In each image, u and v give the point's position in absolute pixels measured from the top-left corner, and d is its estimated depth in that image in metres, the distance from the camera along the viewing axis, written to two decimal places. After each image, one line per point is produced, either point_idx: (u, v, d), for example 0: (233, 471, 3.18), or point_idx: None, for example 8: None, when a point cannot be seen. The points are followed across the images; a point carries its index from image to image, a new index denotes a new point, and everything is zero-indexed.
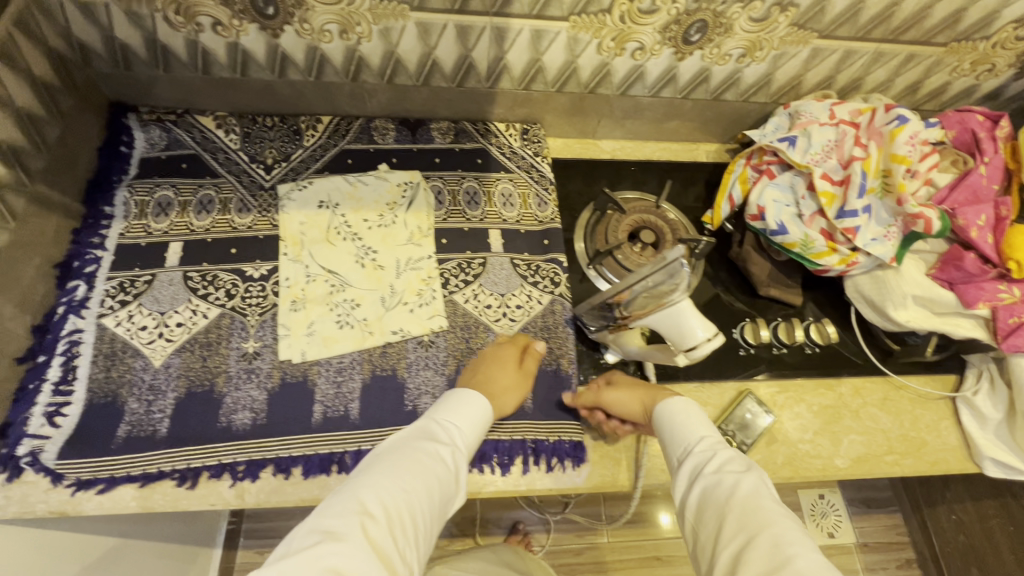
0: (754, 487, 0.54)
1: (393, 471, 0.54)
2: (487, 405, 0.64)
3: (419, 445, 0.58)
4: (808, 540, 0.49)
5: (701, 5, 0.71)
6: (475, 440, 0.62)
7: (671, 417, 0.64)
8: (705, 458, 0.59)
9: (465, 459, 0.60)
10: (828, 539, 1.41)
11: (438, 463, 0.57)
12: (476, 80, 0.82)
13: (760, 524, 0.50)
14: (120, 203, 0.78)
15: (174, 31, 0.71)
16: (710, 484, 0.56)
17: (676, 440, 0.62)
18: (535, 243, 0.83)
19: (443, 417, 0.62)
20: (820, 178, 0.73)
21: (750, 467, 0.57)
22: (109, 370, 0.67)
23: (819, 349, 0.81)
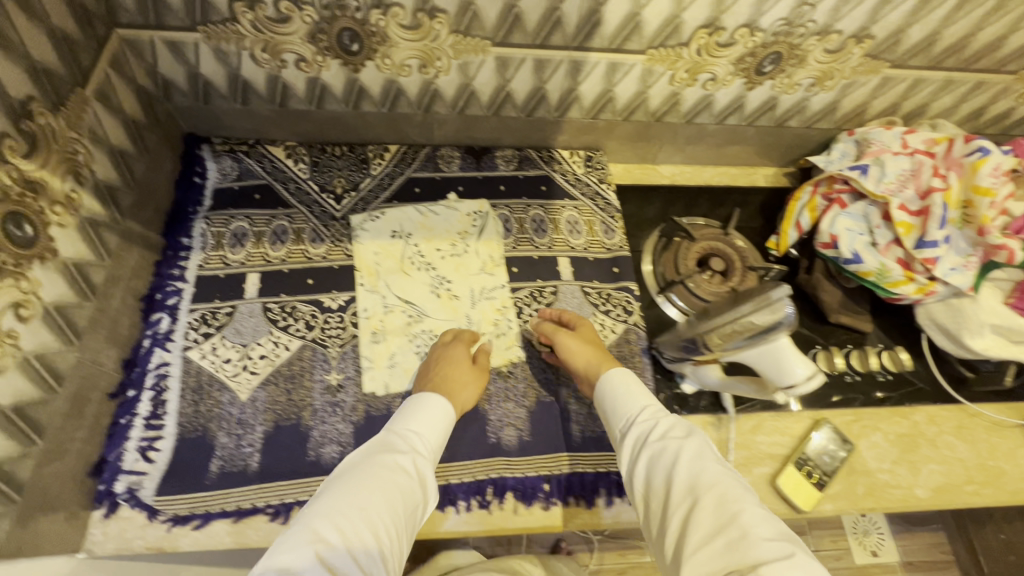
0: (695, 453, 0.57)
1: (346, 490, 0.52)
2: (444, 403, 0.65)
3: (373, 459, 0.57)
4: (749, 497, 0.53)
5: (779, 38, 0.72)
6: (436, 443, 0.62)
7: (613, 389, 0.67)
8: (647, 428, 0.61)
9: (428, 455, 0.60)
10: (871, 558, 1.39)
11: (395, 468, 0.56)
12: (546, 110, 0.82)
13: (707, 485, 0.54)
14: (197, 234, 0.79)
15: (258, 67, 0.72)
16: (654, 452, 0.59)
17: (618, 413, 0.65)
18: (605, 271, 0.83)
19: (403, 427, 0.62)
20: (897, 209, 0.73)
21: (690, 431, 0.60)
22: (198, 405, 0.68)
23: (892, 376, 0.81)
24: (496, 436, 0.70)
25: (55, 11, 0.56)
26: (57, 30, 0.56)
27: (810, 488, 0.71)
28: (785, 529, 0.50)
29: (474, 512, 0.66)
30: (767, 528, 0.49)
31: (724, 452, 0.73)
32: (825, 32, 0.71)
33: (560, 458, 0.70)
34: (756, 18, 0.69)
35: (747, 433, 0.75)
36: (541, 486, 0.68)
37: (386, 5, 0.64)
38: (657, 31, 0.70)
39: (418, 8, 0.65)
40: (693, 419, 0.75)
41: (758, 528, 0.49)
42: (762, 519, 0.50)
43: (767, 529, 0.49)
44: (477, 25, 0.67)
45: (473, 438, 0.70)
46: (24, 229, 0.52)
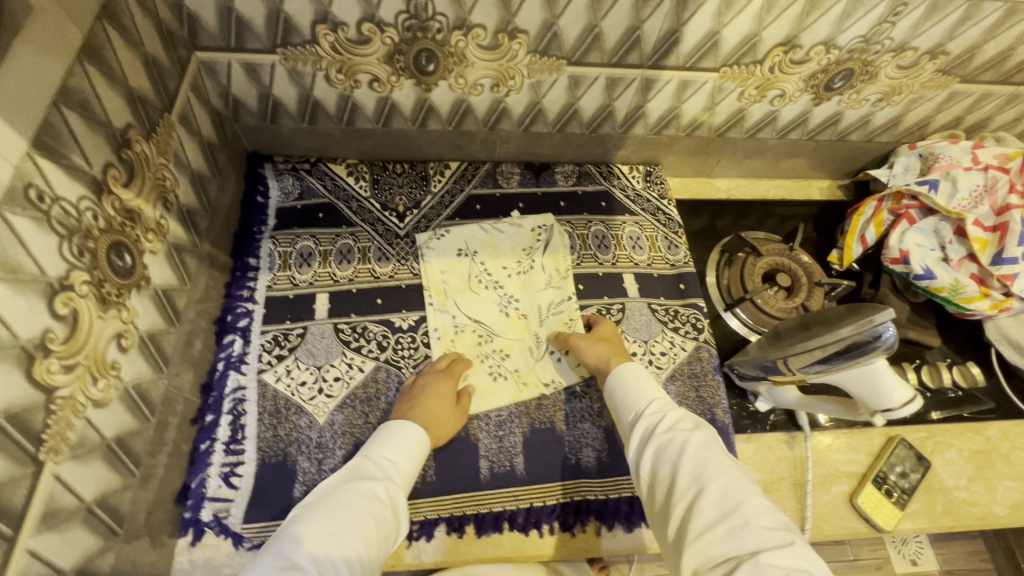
0: (703, 442, 0.57)
1: (320, 519, 0.51)
2: (418, 431, 0.63)
3: (347, 487, 0.56)
4: (753, 489, 0.53)
5: (854, 55, 0.71)
6: (411, 472, 0.61)
7: (619, 387, 0.67)
8: (654, 421, 0.61)
9: (403, 480, 0.60)
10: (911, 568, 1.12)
11: (370, 497, 0.55)
12: (611, 126, 0.82)
13: (713, 474, 0.53)
14: (264, 254, 0.78)
15: (331, 87, 0.71)
16: (664, 442, 0.58)
17: (628, 406, 0.65)
18: (671, 288, 0.83)
19: (375, 454, 0.60)
20: (972, 225, 0.73)
21: (698, 424, 0.60)
22: (277, 430, 0.67)
23: (963, 392, 0.80)
24: (576, 457, 0.70)
25: (149, 39, 0.56)
26: (150, 57, 0.56)
27: (891, 507, 0.70)
28: (785, 521, 0.50)
29: (558, 533, 0.66)
30: (770, 519, 0.50)
31: (802, 470, 0.73)
32: (901, 49, 0.71)
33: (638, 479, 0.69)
34: (835, 36, 0.68)
35: (822, 451, 0.75)
36: (623, 506, 0.67)
37: (468, 27, 0.64)
38: (734, 49, 0.69)
39: (499, 29, 0.65)
40: (767, 437, 0.75)
41: (761, 519, 0.49)
42: (764, 511, 0.50)
43: (768, 519, 0.50)
44: (556, 44, 0.67)
45: (552, 461, 0.69)
46: (124, 259, 0.52)
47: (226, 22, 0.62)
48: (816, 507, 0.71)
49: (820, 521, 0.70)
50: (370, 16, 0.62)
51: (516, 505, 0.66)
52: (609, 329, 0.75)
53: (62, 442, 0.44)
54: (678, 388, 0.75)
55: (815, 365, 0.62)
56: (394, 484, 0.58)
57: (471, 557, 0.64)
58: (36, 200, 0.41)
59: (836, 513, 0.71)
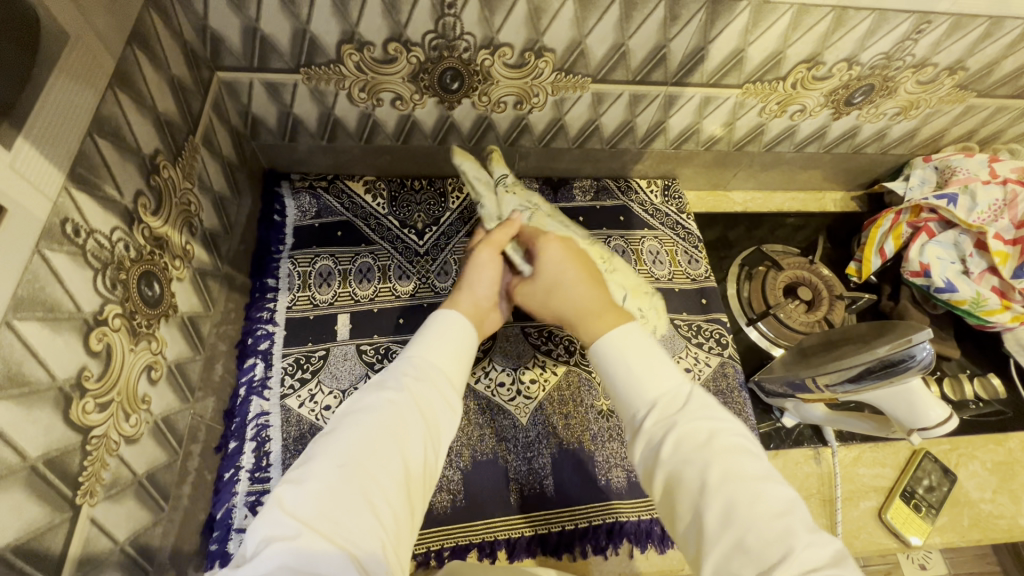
0: (723, 468, 0.42)
1: (335, 449, 0.43)
2: (460, 317, 0.57)
3: (365, 404, 0.47)
4: (801, 517, 0.39)
5: (875, 71, 0.72)
6: (456, 371, 0.53)
7: (620, 362, 0.51)
8: (656, 430, 0.47)
9: (441, 385, 0.50)
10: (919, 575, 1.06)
11: (395, 410, 0.46)
12: (631, 140, 0.82)
13: (741, 520, 0.39)
14: (284, 274, 0.76)
15: (353, 105, 0.71)
16: (675, 466, 0.44)
17: (629, 402, 0.50)
18: (693, 303, 0.83)
19: (404, 359, 0.52)
20: (993, 239, 0.74)
21: (714, 434, 0.45)
22: (302, 456, 0.65)
23: (984, 405, 0.79)
24: (607, 478, 0.69)
25: (174, 60, 0.55)
26: (175, 79, 0.55)
27: (920, 522, 0.70)
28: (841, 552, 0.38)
29: (591, 557, 0.65)
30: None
31: (830, 486, 0.73)
32: (922, 65, 0.71)
33: None
34: (858, 53, 0.68)
35: (848, 465, 0.75)
36: (654, 528, 0.67)
37: (495, 45, 0.63)
38: (758, 67, 0.69)
39: (526, 48, 0.64)
40: (794, 452, 0.75)
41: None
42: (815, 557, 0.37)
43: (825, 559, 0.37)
44: (582, 62, 0.67)
45: (584, 482, 0.68)
46: (153, 288, 0.50)
47: (249, 42, 0.61)
48: (846, 523, 0.71)
49: (851, 537, 0.70)
50: (397, 35, 0.61)
51: (548, 529, 0.65)
52: (559, 259, 0.62)
53: (97, 483, 0.42)
54: None
55: (845, 385, 0.61)
56: (423, 389, 0.49)
57: None
58: (72, 235, 0.40)
59: (865, 529, 0.70)
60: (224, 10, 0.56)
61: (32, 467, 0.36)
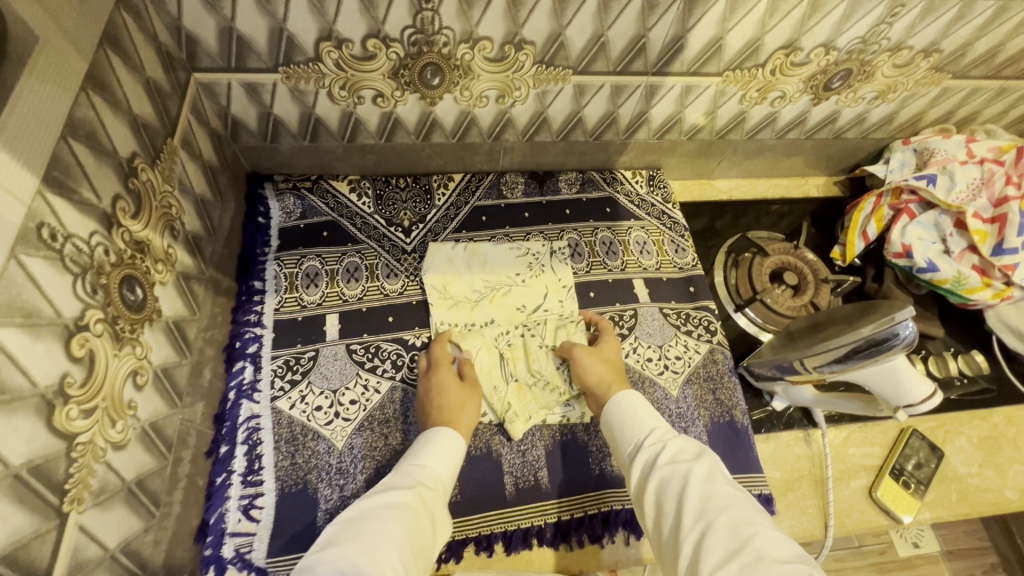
0: (706, 473, 0.53)
1: (348, 533, 0.49)
2: (446, 437, 0.62)
3: (374, 502, 0.54)
4: (764, 522, 0.48)
5: (852, 56, 0.73)
6: (442, 483, 0.60)
7: (629, 410, 0.63)
8: (654, 450, 0.57)
9: (435, 492, 0.58)
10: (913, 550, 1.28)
11: (399, 506, 0.54)
12: (614, 132, 0.82)
13: (719, 506, 0.49)
14: (270, 276, 0.76)
15: (334, 104, 0.70)
16: (664, 476, 0.54)
17: (626, 436, 0.61)
18: (680, 291, 0.83)
19: (407, 464, 0.60)
20: (972, 218, 0.75)
21: (699, 454, 0.55)
22: (295, 457, 0.65)
23: (968, 380, 0.82)
24: (600, 468, 0.69)
25: (150, 61, 0.54)
26: (151, 81, 0.55)
27: (909, 498, 0.71)
28: (801, 555, 0.44)
29: (587, 546, 0.65)
30: (784, 553, 0.44)
31: (821, 466, 0.73)
32: (898, 48, 0.72)
33: None
34: (834, 38, 0.69)
35: (839, 446, 0.76)
36: None
37: (475, 39, 0.63)
38: (736, 54, 0.70)
39: (505, 41, 0.64)
40: (784, 435, 0.76)
41: (774, 553, 0.44)
42: (779, 550, 0.44)
43: (785, 554, 0.44)
44: (562, 54, 0.67)
45: (577, 473, 0.68)
46: (136, 292, 0.50)
47: (226, 42, 0.60)
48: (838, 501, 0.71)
49: (843, 515, 0.71)
50: (375, 31, 0.61)
51: (544, 520, 0.65)
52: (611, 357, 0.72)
53: (84, 490, 0.42)
54: (695, 392, 0.75)
55: (832, 366, 0.62)
56: (424, 496, 0.56)
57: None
58: (48, 240, 0.39)
59: (856, 507, 0.71)
60: (200, 10, 0.56)
61: (16, 475, 0.36)
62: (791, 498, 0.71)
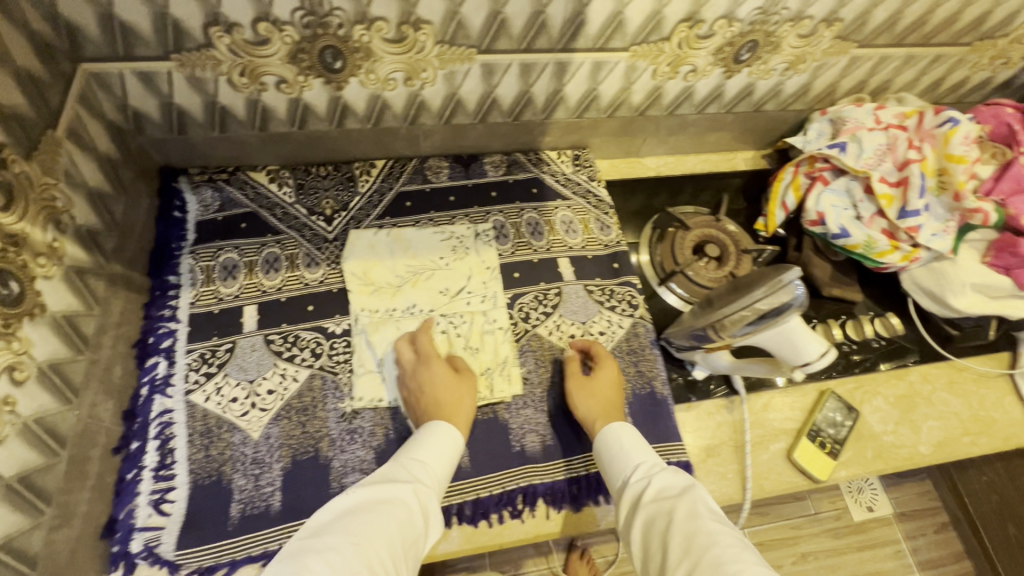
0: (689, 510, 0.53)
1: (342, 524, 0.50)
2: (445, 432, 0.63)
3: (372, 495, 0.55)
4: (749, 558, 0.48)
5: (755, 27, 0.74)
6: (441, 481, 0.60)
7: (614, 442, 0.64)
8: (639, 486, 0.58)
9: (436, 491, 0.59)
10: (867, 513, 1.41)
11: (397, 502, 0.54)
12: (532, 112, 0.83)
13: (703, 544, 0.49)
14: (185, 271, 0.75)
15: (237, 92, 0.69)
16: (649, 515, 0.55)
17: (613, 473, 0.62)
18: (604, 268, 0.84)
19: (408, 456, 0.61)
20: (878, 182, 0.77)
21: (687, 487, 0.56)
22: (208, 450, 0.65)
23: (885, 342, 0.84)
24: (520, 444, 0.70)
25: (18, 49, 0.53)
26: (22, 70, 0.53)
27: (825, 458, 0.73)
28: None
29: (508, 522, 0.66)
30: None
31: (741, 432, 0.75)
32: (799, 18, 0.73)
33: (587, 458, 0.70)
34: (733, 9, 0.70)
35: (759, 411, 0.77)
36: (570, 489, 0.68)
37: (369, 20, 0.63)
38: (639, 28, 0.70)
39: (402, 21, 0.64)
40: (706, 404, 0.77)
41: None
42: None
43: None
44: (462, 34, 0.67)
45: (497, 450, 0.69)
46: (10, 287, 0.52)
47: (110, 29, 0.59)
48: (757, 465, 0.73)
49: (761, 478, 0.72)
50: (264, 14, 0.60)
51: (463, 498, 0.66)
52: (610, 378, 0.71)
53: None
54: (618, 365, 0.76)
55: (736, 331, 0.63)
56: (425, 496, 0.57)
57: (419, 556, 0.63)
58: None
59: (775, 470, 0.73)
60: None
61: None
62: (712, 464, 0.73)
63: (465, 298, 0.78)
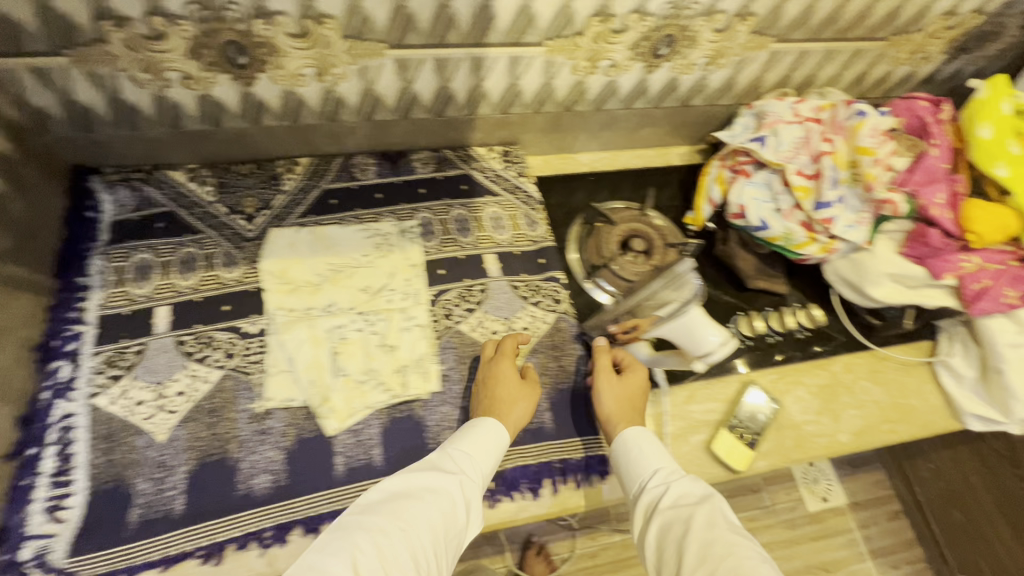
0: (707, 519, 0.56)
1: (391, 507, 0.55)
2: (495, 428, 0.65)
3: (417, 487, 0.58)
4: (761, 567, 0.52)
5: (669, 21, 0.74)
6: (485, 475, 0.63)
7: (633, 448, 0.66)
8: (658, 491, 0.61)
9: (480, 485, 0.62)
10: (821, 504, 1.43)
11: (441, 493, 0.58)
12: (455, 108, 0.82)
13: (720, 553, 0.53)
14: (95, 272, 0.73)
15: (140, 88, 0.68)
16: (667, 519, 0.58)
17: (631, 474, 0.64)
18: (531, 263, 0.84)
19: (453, 448, 0.63)
20: (794, 175, 0.78)
21: (706, 496, 0.59)
22: (110, 454, 0.63)
23: (808, 333, 0.86)
24: (436, 441, 0.70)
25: None
26: None
27: (743, 449, 0.74)
28: None
29: None
30: None
31: (660, 424, 0.75)
32: (711, 12, 0.74)
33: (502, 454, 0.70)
34: (644, 4, 0.71)
35: (681, 404, 0.77)
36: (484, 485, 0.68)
37: (268, 14, 0.62)
38: (551, 22, 0.70)
39: (303, 15, 0.63)
40: None
41: None
42: None
43: None
44: (369, 28, 0.66)
45: (412, 448, 0.68)
46: None
47: None
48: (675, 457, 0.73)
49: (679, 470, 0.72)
50: (155, 8, 0.59)
51: None
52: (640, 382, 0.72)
53: None
54: (539, 361, 0.76)
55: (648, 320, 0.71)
56: (467, 490, 0.60)
57: None
58: None
59: (694, 462, 0.73)
60: None
61: None
62: None
63: (386, 295, 0.77)
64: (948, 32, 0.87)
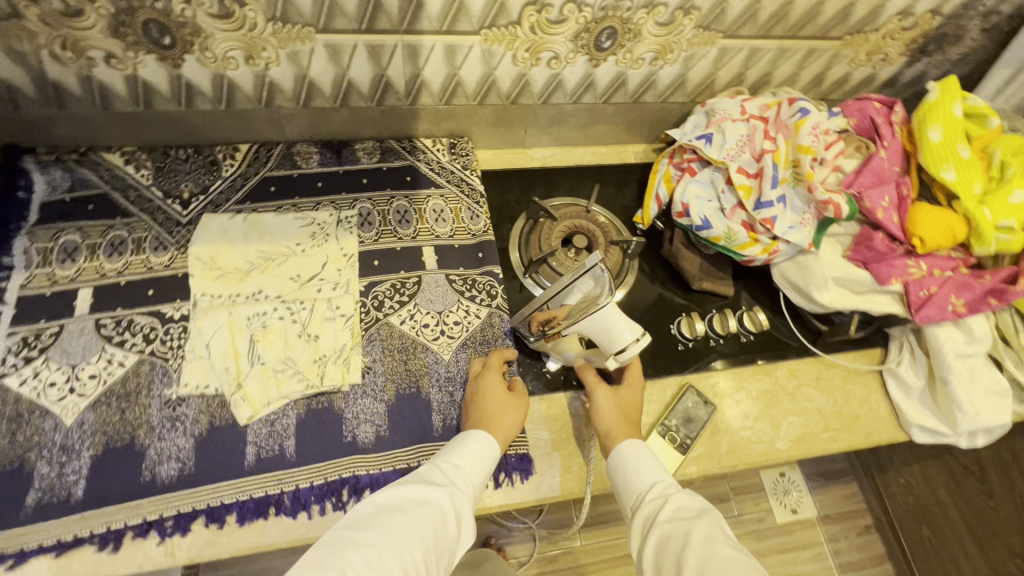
0: (706, 534, 0.50)
1: (381, 521, 0.50)
2: (488, 442, 0.62)
3: (408, 497, 0.54)
4: None
5: (608, 13, 0.72)
6: (476, 488, 0.59)
7: (630, 461, 0.62)
8: (655, 505, 0.56)
9: (472, 498, 0.58)
10: (791, 516, 1.39)
11: (433, 504, 0.53)
12: (395, 98, 0.81)
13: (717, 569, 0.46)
14: (20, 251, 0.72)
15: (64, 66, 0.67)
16: (664, 533, 0.53)
17: (629, 489, 0.61)
18: (470, 258, 0.82)
19: (443, 461, 0.59)
20: (736, 172, 0.76)
21: (704, 509, 0.54)
22: (14, 436, 0.62)
23: (754, 337, 0.84)
24: (352, 435, 0.68)
25: None
26: None
27: (672, 452, 0.72)
28: None
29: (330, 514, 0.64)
30: None
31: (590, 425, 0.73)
32: (651, 5, 0.72)
33: (420, 451, 0.68)
34: None
35: None
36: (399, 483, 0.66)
37: None
38: (483, 11, 0.69)
39: None
40: (560, 397, 0.75)
41: None
42: None
43: None
44: (293, 11, 0.65)
45: (327, 441, 0.67)
46: None
47: None
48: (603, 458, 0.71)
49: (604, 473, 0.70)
50: None
51: (282, 488, 0.64)
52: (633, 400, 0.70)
53: None
54: (468, 356, 0.75)
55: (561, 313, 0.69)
56: (459, 501, 0.56)
57: (228, 549, 0.61)
58: None
59: None
60: None
61: None
62: (557, 458, 0.71)
63: (316, 284, 0.76)
64: (905, 32, 0.84)
